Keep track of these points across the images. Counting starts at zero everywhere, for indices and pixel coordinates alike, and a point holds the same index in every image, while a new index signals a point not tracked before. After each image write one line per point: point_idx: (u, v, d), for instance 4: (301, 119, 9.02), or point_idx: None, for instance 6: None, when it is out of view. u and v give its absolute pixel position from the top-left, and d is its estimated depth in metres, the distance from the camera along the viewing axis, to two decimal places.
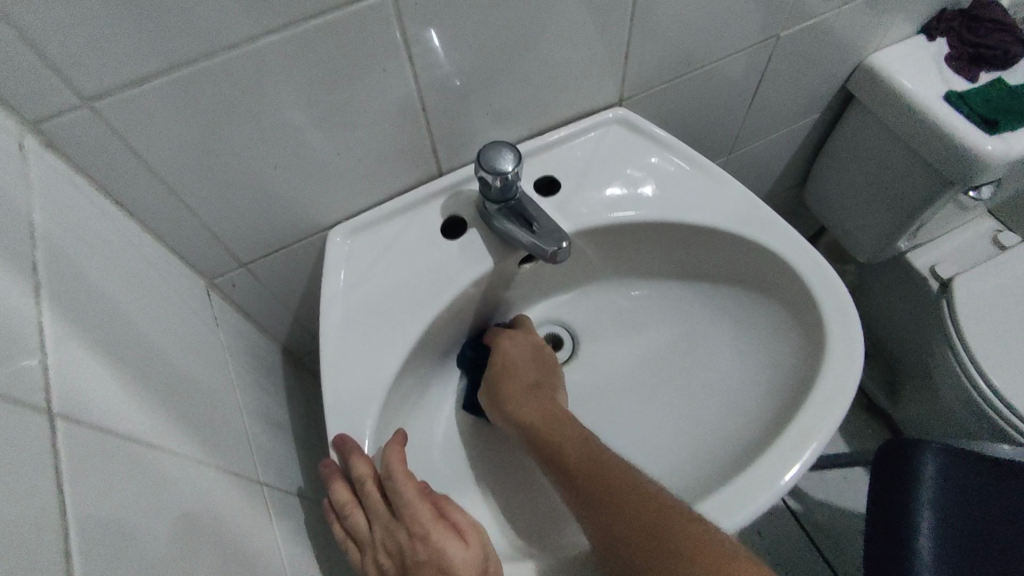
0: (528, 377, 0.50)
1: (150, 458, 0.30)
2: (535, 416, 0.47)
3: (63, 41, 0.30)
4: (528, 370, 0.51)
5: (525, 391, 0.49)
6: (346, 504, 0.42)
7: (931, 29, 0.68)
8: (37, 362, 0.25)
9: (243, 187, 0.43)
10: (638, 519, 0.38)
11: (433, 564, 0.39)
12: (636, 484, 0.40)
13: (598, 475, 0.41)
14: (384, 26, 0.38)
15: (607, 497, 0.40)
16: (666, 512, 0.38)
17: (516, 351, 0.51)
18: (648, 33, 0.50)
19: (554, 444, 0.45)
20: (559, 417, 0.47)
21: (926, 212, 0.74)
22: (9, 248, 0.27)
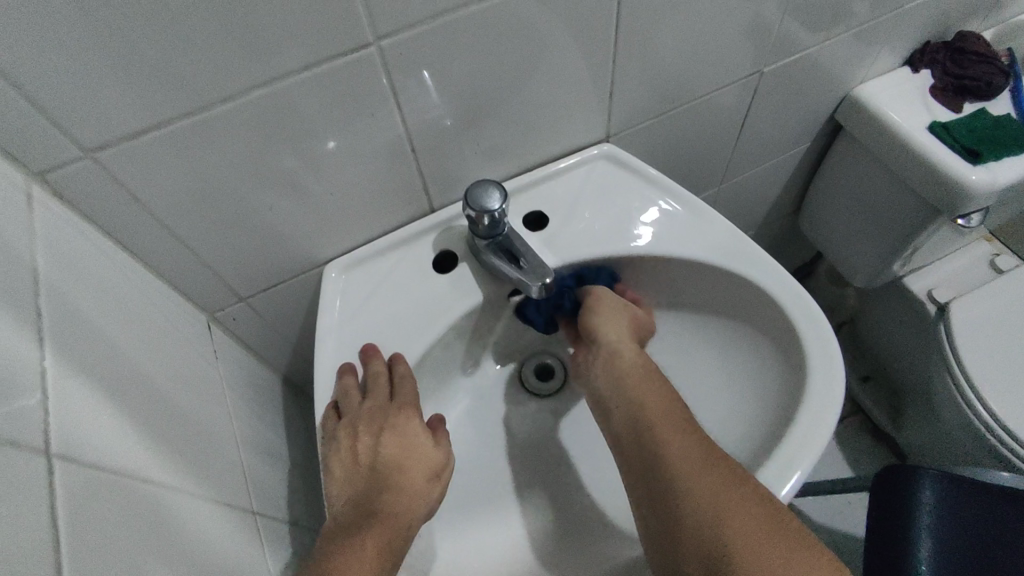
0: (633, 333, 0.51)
1: (147, 493, 0.32)
2: (628, 350, 0.49)
3: (70, 101, 0.32)
4: (631, 326, 0.52)
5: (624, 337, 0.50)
6: (349, 387, 0.46)
7: (916, 61, 0.70)
8: (35, 401, 0.27)
9: (241, 227, 0.45)
10: (649, 416, 0.43)
11: (399, 463, 0.43)
12: (654, 393, 0.45)
13: (634, 387, 0.46)
14: (372, 76, 0.40)
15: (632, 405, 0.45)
16: (670, 420, 0.43)
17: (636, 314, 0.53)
18: (632, 72, 0.52)
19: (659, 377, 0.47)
20: (651, 365, 0.48)
21: (918, 238, 0.74)
22: (13, 296, 0.29)
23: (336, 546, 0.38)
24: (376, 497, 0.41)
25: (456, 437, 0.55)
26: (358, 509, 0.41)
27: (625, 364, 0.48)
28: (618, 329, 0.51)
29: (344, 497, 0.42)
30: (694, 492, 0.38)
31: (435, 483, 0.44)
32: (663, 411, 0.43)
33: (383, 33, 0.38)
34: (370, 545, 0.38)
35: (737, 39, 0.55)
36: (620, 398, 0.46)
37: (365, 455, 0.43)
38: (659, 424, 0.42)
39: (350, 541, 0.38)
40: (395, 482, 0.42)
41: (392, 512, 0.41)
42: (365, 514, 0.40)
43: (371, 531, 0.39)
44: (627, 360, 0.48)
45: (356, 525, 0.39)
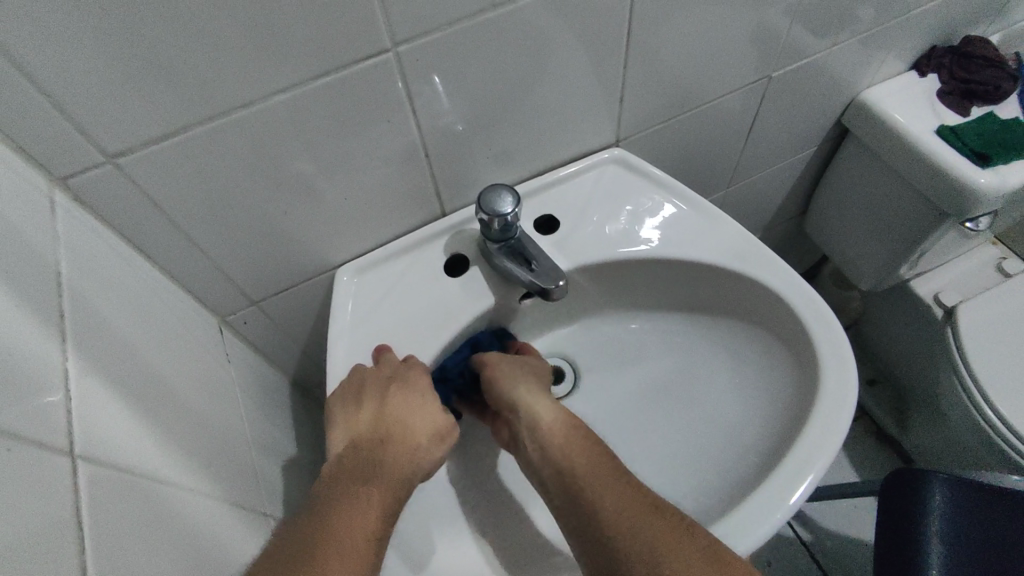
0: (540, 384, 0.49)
1: (166, 497, 0.32)
2: (544, 410, 0.46)
3: (91, 106, 0.33)
4: (533, 379, 0.49)
5: (527, 392, 0.48)
6: (360, 370, 0.46)
7: (923, 65, 0.70)
8: (59, 398, 0.27)
9: (255, 232, 0.45)
10: (575, 471, 0.41)
11: (403, 422, 0.44)
12: (582, 452, 0.42)
13: (557, 448, 0.43)
14: (388, 81, 0.41)
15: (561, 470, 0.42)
16: (600, 477, 0.40)
17: (532, 362, 0.51)
18: (642, 77, 0.52)
19: (584, 428, 0.44)
20: (570, 416, 0.45)
21: (925, 241, 0.74)
22: (36, 297, 0.29)
23: (339, 488, 0.38)
24: (378, 452, 0.42)
25: (467, 441, 0.55)
26: (361, 459, 0.41)
27: (540, 424, 0.45)
28: (521, 387, 0.48)
29: (346, 449, 0.42)
30: (640, 560, 0.36)
31: (439, 445, 0.44)
32: (601, 466, 0.41)
33: (400, 38, 0.38)
34: (372, 491, 0.39)
35: (746, 44, 0.55)
36: (547, 465, 0.43)
37: (371, 414, 0.43)
38: (585, 479, 0.40)
39: (353, 484, 0.39)
40: (398, 439, 0.43)
41: (394, 464, 0.41)
42: (367, 465, 0.41)
43: (373, 479, 0.40)
44: (541, 422, 0.45)
45: (359, 472, 0.40)
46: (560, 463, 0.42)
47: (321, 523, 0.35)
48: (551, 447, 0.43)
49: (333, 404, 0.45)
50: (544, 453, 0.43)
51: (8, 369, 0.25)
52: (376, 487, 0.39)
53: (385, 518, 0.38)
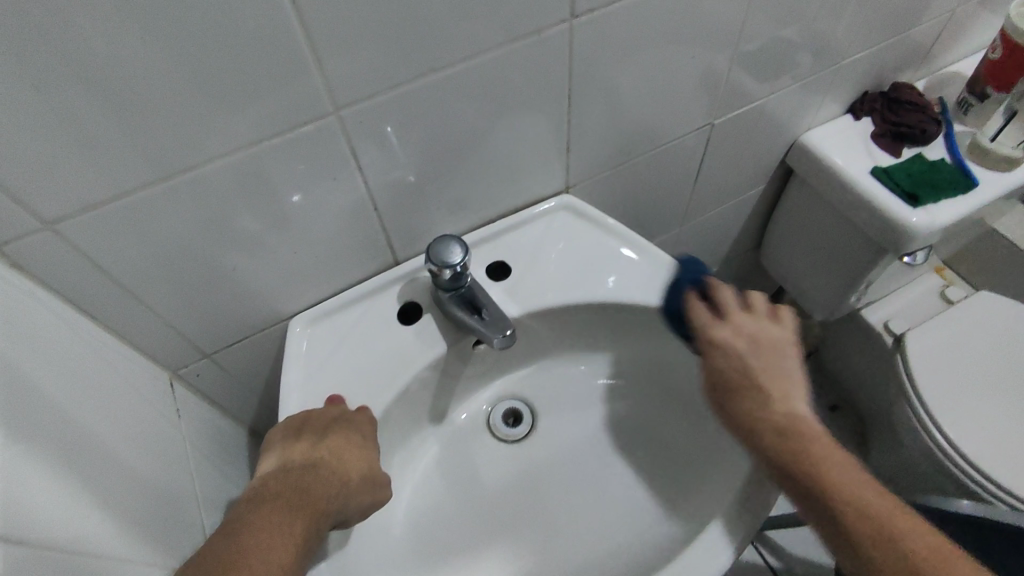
0: (743, 362, 0.46)
1: (105, 569, 0.32)
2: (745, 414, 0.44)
3: (25, 174, 0.33)
4: (734, 367, 0.46)
5: (729, 387, 0.46)
6: (301, 417, 0.46)
7: (857, 109, 0.74)
8: None
9: (205, 287, 0.45)
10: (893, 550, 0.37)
11: (340, 454, 0.43)
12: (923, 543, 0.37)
13: (892, 527, 0.37)
14: (333, 142, 0.42)
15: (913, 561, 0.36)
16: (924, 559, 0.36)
17: (715, 344, 0.47)
18: (587, 128, 0.54)
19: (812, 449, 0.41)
20: (781, 423, 0.43)
21: (868, 274, 0.78)
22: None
23: (265, 506, 0.38)
24: (310, 476, 0.41)
25: (426, 487, 0.55)
26: (290, 481, 0.41)
27: (770, 437, 0.43)
28: (728, 387, 0.46)
29: (274, 472, 0.42)
30: None
31: (369, 489, 0.44)
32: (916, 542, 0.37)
33: (342, 102, 0.40)
34: (297, 514, 0.38)
35: (684, 95, 0.58)
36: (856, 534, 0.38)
37: (303, 451, 0.43)
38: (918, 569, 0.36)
39: (280, 505, 0.38)
40: (331, 469, 0.43)
41: (324, 491, 0.41)
42: (293, 489, 0.40)
43: (299, 503, 0.39)
44: (773, 434, 0.43)
45: (288, 494, 0.40)
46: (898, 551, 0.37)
47: (243, 538, 0.35)
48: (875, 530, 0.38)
49: (275, 431, 0.45)
50: (863, 522, 0.38)
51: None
52: (302, 511, 0.39)
53: (304, 547, 0.37)
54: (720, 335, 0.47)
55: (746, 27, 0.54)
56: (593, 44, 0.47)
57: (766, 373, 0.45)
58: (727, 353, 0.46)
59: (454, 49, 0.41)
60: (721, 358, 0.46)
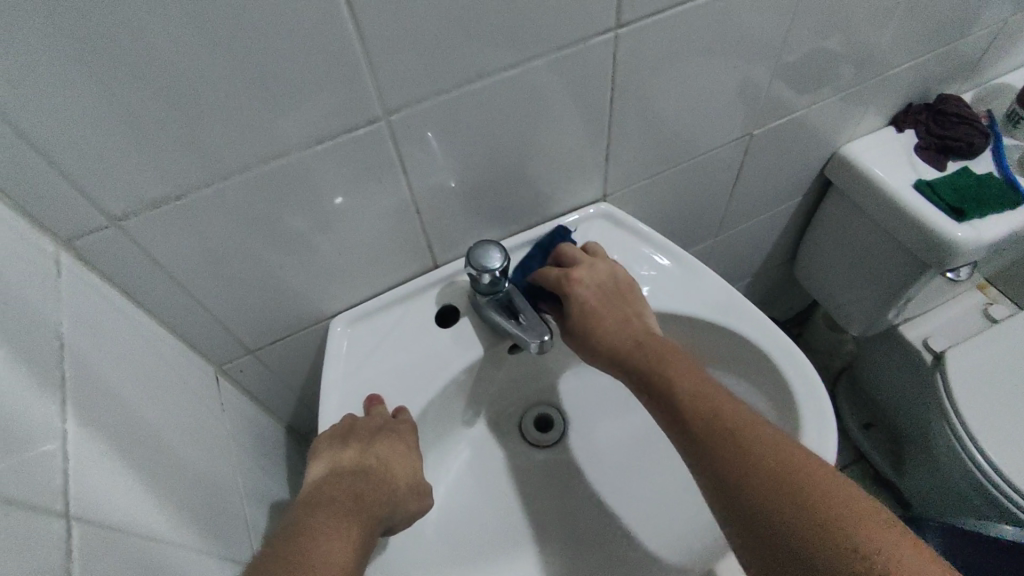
0: (604, 293, 0.51)
1: (158, 551, 0.33)
2: (606, 334, 0.50)
3: (98, 172, 0.35)
4: (596, 294, 0.51)
5: (592, 317, 0.51)
6: (348, 421, 0.47)
7: (900, 121, 0.73)
8: (57, 449, 0.29)
9: (253, 284, 0.47)
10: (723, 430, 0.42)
11: (387, 463, 0.45)
12: (745, 420, 0.42)
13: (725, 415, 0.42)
14: (379, 146, 0.43)
15: (751, 471, 0.39)
16: (746, 430, 0.41)
17: (572, 276, 0.52)
18: (628, 133, 0.54)
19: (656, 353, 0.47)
20: (632, 339, 0.49)
21: (909, 289, 0.76)
22: (32, 346, 0.30)
23: (318, 515, 0.40)
24: (361, 485, 0.43)
25: (458, 489, 0.56)
26: (342, 492, 0.42)
27: (631, 352, 0.48)
28: (587, 315, 0.51)
29: (325, 479, 0.43)
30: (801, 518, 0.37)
31: (416, 496, 0.46)
32: (740, 422, 0.42)
33: (393, 107, 0.41)
34: (350, 522, 0.40)
35: (724, 104, 0.57)
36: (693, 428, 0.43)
37: (351, 458, 0.44)
38: (746, 442, 0.40)
39: (332, 513, 0.40)
40: (379, 478, 0.44)
41: (374, 500, 0.42)
42: (345, 498, 0.42)
43: (351, 512, 0.41)
44: (634, 349, 0.48)
45: (341, 503, 0.41)
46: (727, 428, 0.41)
47: (299, 545, 0.37)
48: (718, 451, 0.41)
49: (322, 437, 0.46)
50: (695, 415, 0.43)
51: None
52: (355, 520, 0.40)
53: (360, 553, 0.39)
54: (579, 271, 0.52)
55: (789, 37, 0.54)
56: (636, 54, 0.47)
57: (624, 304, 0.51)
58: (589, 289, 0.51)
59: (502, 57, 0.42)
60: (580, 290, 0.51)
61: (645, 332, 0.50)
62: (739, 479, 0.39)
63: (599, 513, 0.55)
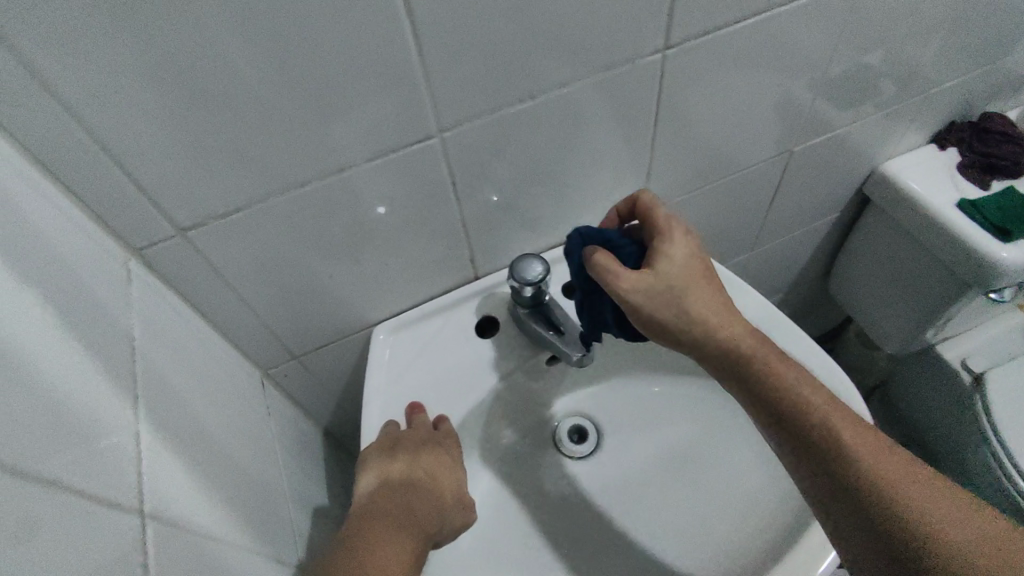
0: (697, 264, 0.46)
1: (219, 550, 0.34)
2: (694, 307, 0.45)
3: (169, 186, 0.36)
4: (689, 260, 0.46)
5: (683, 287, 0.45)
6: (393, 432, 0.48)
7: (942, 139, 0.72)
8: (131, 448, 0.30)
9: (303, 293, 0.48)
10: (832, 430, 0.42)
11: (434, 475, 0.47)
12: (850, 423, 0.43)
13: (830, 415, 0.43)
14: (430, 162, 0.44)
15: (873, 481, 0.40)
16: (852, 429, 0.43)
17: (661, 241, 0.46)
18: (670, 149, 0.55)
19: (753, 342, 0.46)
20: (725, 319, 0.46)
21: (948, 309, 0.76)
22: (108, 349, 0.32)
23: (374, 528, 0.42)
24: (410, 498, 0.45)
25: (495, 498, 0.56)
26: (394, 505, 0.44)
27: (726, 335, 0.46)
28: (678, 284, 0.45)
29: (375, 490, 0.45)
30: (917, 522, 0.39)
31: (461, 508, 0.47)
32: (848, 423, 0.43)
33: (446, 125, 0.42)
34: (404, 536, 0.42)
35: (765, 122, 0.58)
36: (806, 423, 0.43)
37: (399, 469, 0.46)
38: (856, 444, 0.42)
39: (386, 526, 0.42)
40: (427, 490, 0.46)
41: (424, 513, 0.44)
42: (398, 510, 0.44)
43: (404, 525, 0.43)
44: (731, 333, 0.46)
45: (394, 516, 0.43)
46: (835, 428, 0.42)
47: (357, 559, 0.39)
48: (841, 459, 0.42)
49: (369, 447, 0.47)
50: (804, 413, 0.43)
51: (73, 424, 0.27)
52: (408, 533, 0.43)
53: (413, 566, 0.41)
54: (670, 234, 0.46)
55: (833, 57, 0.54)
56: (682, 74, 0.48)
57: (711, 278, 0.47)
58: (682, 257, 0.46)
59: (552, 77, 0.42)
60: (674, 255, 0.46)
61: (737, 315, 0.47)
62: (865, 489, 0.40)
63: (634, 527, 0.55)
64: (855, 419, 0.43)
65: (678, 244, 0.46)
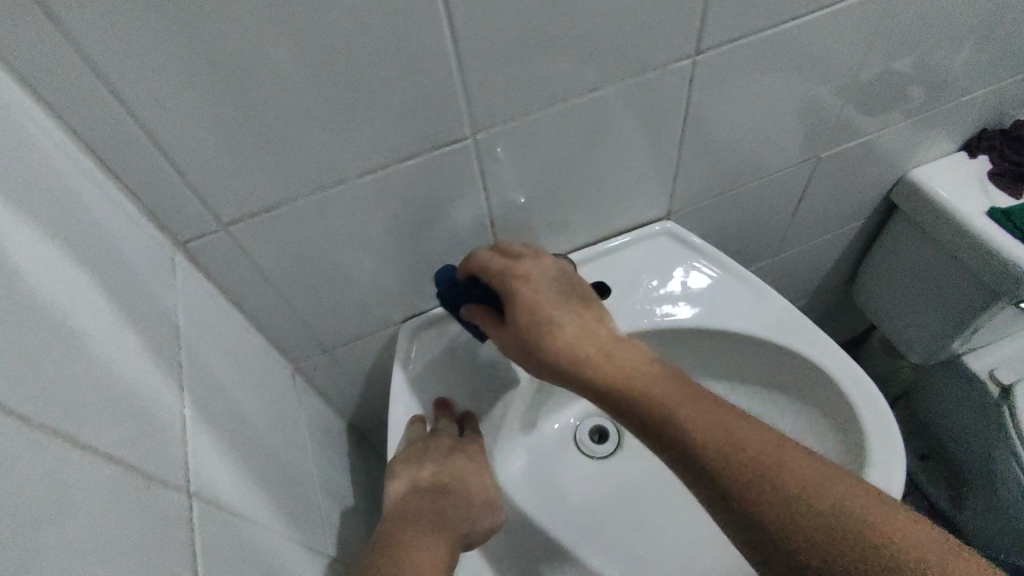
0: (552, 299, 0.44)
1: (255, 533, 0.36)
2: (564, 344, 0.42)
3: (214, 182, 0.38)
4: (554, 296, 0.45)
5: (546, 325, 0.43)
6: (420, 435, 0.50)
7: (972, 146, 0.72)
8: (177, 430, 0.32)
9: (335, 289, 0.50)
10: (731, 448, 0.38)
11: (462, 478, 0.49)
12: (750, 438, 0.39)
13: (733, 430, 0.39)
14: (462, 163, 0.45)
15: (780, 506, 0.37)
16: (752, 443, 0.39)
17: (517, 281, 0.45)
18: (697, 154, 0.55)
19: (633, 368, 0.41)
20: (597, 349, 0.42)
21: (977, 320, 0.75)
22: (155, 336, 0.34)
23: (409, 530, 0.44)
24: (441, 499, 0.47)
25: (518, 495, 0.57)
26: (427, 504, 0.46)
27: (600, 366, 0.42)
28: (539, 324, 0.43)
29: (406, 496, 0.47)
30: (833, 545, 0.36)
31: (489, 510, 0.49)
32: (749, 437, 0.39)
33: (479, 126, 0.43)
34: (439, 535, 0.44)
35: (792, 127, 0.58)
36: (698, 450, 0.39)
37: (428, 475, 0.48)
38: (766, 462, 0.38)
39: (421, 528, 0.44)
40: (456, 491, 0.48)
41: (455, 513, 0.46)
42: (431, 512, 0.46)
43: (439, 525, 0.45)
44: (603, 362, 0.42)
45: (427, 517, 0.45)
46: (732, 445, 0.38)
47: (397, 557, 0.41)
48: (759, 495, 0.37)
49: (397, 453, 0.50)
50: (699, 438, 0.39)
51: (127, 404, 0.29)
52: (443, 534, 0.44)
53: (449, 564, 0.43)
54: (512, 270, 0.45)
55: (863, 63, 0.54)
56: (711, 79, 0.48)
57: (577, 306, 0.45)
58: (536, 295, 0.44)
59: (583, 81, 0.43)
60: (528, 295, 0.44)
61: (609, 338, 0.43)
62: (769, 516, 0.37)
63: (655, 527, 0.56)
64: (758, 430, 0.40)
65: (535, 280, 0.45)
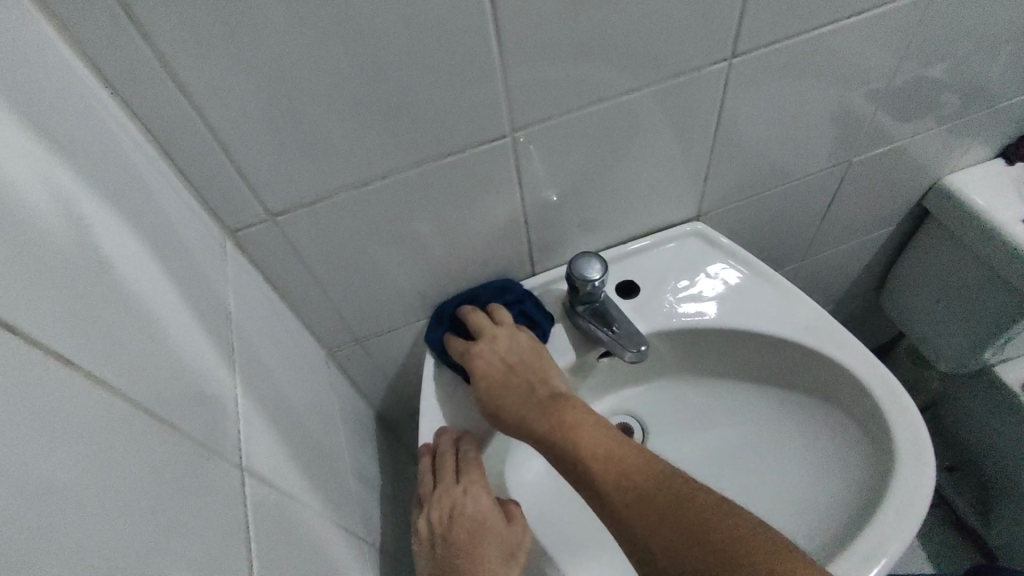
0: (501, 365, 0.51)
1: (297, 509, 0.37)
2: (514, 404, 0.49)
3: (264, 174, 0.40)
4: (505, 360, 0.51)
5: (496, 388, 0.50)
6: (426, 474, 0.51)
7: (1011, 153, 0.71)
8: (229, 407, 0.34)
9: (372, 280, 0.52)
10: (629, 486, 0.43)
11: (472, 502, 0.48)
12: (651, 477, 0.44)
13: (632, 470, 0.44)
14: (499, 160, 0.47)
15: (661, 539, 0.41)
16: (646, 482, 0.43)
17: (478, 349, 0.51)
18: (729, 156, 0.56)
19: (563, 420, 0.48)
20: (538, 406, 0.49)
21: (1009, 329, 0.74)
22: (209, 319, 0.35)
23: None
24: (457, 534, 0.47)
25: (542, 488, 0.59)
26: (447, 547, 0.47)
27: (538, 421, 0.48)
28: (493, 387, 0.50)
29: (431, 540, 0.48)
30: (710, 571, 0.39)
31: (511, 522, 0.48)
32: (647, 476, 0.44)
33: (517, 124, 0.44)
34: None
35: (825, 132, 0.58)
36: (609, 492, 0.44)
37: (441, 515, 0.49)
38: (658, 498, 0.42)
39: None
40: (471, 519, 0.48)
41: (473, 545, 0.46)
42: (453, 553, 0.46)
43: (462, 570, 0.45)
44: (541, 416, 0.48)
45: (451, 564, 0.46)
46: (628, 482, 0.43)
47: None
48: (643, 513, 0.42)
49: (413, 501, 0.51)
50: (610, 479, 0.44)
51: (188, 379, 0.31)
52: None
53: None
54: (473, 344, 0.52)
55: (899, 68, 0.54)
56: (746, 82, 0.49)
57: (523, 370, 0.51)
58: (488, 362, 0.51)
59: (621, 83, 0.44)
60: (481, 361, 0.51)
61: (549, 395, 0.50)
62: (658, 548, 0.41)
63: None
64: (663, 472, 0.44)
65: (492, 348, 0.52)
